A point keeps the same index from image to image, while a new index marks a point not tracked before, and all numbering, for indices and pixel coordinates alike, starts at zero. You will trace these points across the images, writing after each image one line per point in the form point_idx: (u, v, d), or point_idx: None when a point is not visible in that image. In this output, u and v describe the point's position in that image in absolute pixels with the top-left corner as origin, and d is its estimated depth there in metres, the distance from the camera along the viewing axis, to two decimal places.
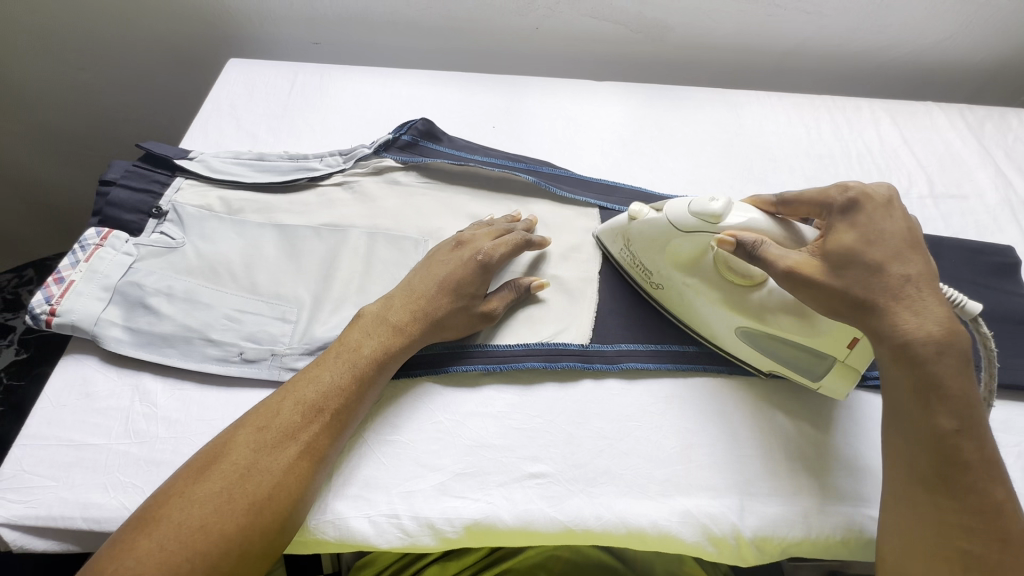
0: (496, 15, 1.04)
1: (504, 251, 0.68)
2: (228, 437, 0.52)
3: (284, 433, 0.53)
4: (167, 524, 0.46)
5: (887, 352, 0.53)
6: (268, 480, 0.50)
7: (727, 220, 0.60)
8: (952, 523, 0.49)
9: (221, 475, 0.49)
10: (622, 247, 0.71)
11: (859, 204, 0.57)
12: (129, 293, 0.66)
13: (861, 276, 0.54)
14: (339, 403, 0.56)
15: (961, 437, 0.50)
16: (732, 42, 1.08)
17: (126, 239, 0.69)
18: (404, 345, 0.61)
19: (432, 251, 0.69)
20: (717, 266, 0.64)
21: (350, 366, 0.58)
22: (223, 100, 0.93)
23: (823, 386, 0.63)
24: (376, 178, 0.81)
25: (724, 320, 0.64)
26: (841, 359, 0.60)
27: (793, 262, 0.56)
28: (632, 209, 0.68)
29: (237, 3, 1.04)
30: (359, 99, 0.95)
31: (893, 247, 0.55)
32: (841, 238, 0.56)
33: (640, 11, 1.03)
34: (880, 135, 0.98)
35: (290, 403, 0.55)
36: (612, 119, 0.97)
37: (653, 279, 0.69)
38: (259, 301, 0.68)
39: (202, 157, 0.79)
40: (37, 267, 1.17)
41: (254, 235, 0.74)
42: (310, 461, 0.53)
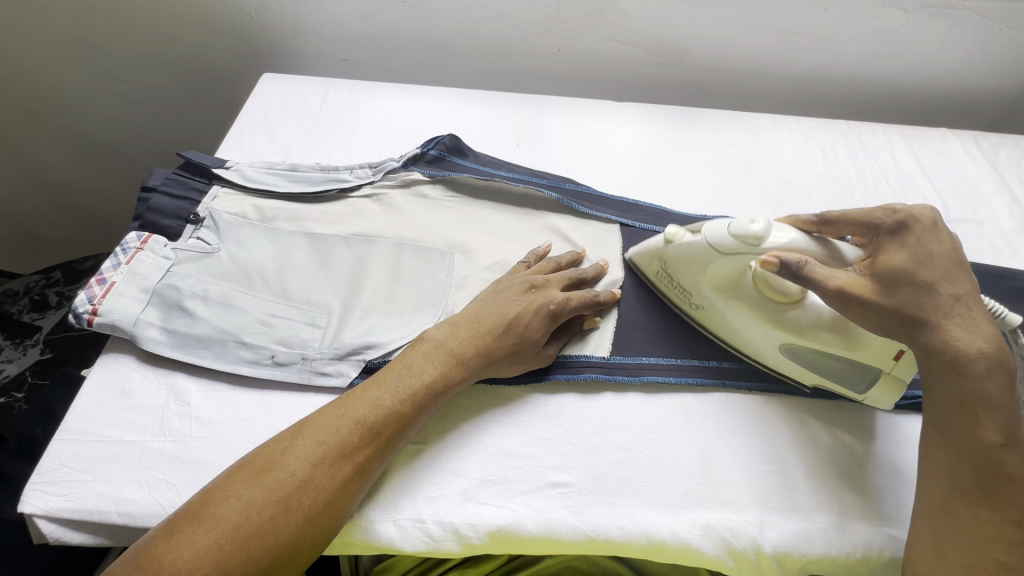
0: (520, 37, 1.08)
1: (574, 306, 0.67)
2: (288, 443, 0.53)
3: (342, 452, 0.54)
4: (224, 524, 0.48)
5: (937, 366, 0.55)
6: (323, 496, 0.52)
7: (768, 242, 0.60)
8: (989, 533, 0.51)
9: (278, 484, 0.51)
10: (659, 268, 0.72)
11: (907, 227, 0.59)
12: (167, 295, 0.68)
13: (912, 295, 0.56)
14: (395, 427, 0.57)
15: (1005, 451, 0.52)
16: (749, 67, 1.11)
17: (165, 243, 0.72)
18: (460, 377, 0.62)
19: (501, 286, 0.69)
20: (759, 286, 0.64)
21: (410, 389, 0.59)
22: (257, 112, 0.96)
23: (868, 397, 0.66)
24: (404, 190, 0.84)
25: (768, 340, 0.65)
26: (887, 371, 0.62)
27: (843, 281, 0.57)
28: (668, 232, 0.68)
29: (271, 20, 1.09)
30: (387, 114, 0.98)
31: (941, 268, 0.57)
32: (893, 258, 0.58)
33: (660, 36, 1.06)
34: (894, 160, 1.00)
35: (350, 421, 0.56)
36: (632, 139, 0.99)
37: (693, 300, 0.70)
38: (291, 307, 0.70)
39: (238, 166, 0.82)
40: (65, 269, 1.20)
41: (287, 242, 0.76)
42: (358, 479, 0.55)
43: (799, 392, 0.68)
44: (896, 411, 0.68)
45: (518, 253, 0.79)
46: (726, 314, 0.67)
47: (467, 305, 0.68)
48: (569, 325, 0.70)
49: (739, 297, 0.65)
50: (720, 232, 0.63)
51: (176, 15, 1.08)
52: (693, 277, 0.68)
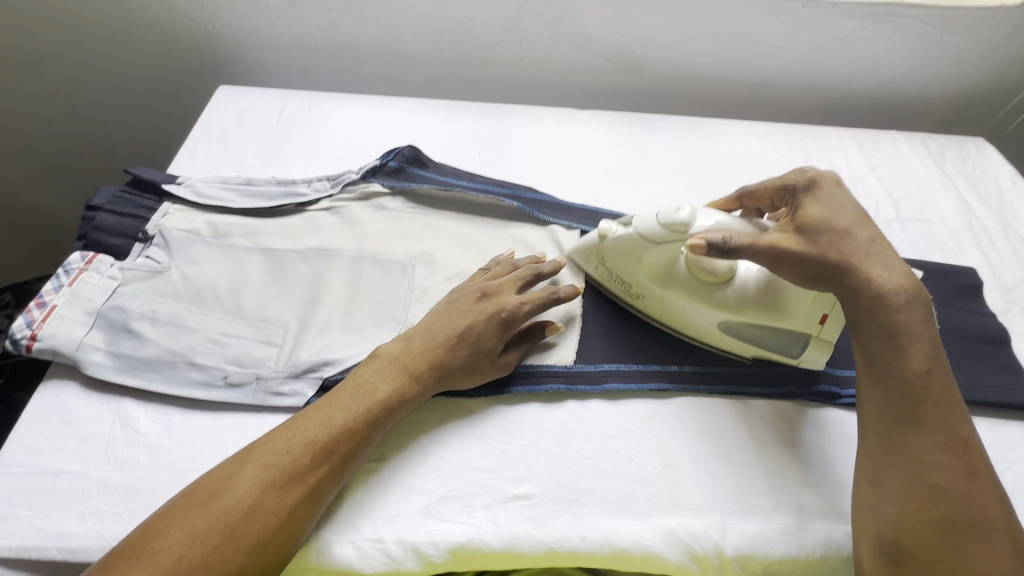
0: (480, 46, 1.08)
1: (530, 309, 0.66)
2: (234, 470, 0.52)
3: (292, 474, 0.53)
4: (165, 557, 0.46)
5: (864, 305, 0.58)
6: (272, 522, 0.50)
7: (694, 228, 0.63)
8: (925, 457, 0.53)
9: (224, 513, 0.49)
10: (597, 264, 0.74)
11: (818, 185, 0.65)
12: (113, 317, 0.66)
13: (832, 242, 0.60)
14: (349, 445, 0.56)
15: (931, 378, 0.55)
16: (707, 73, 1.13)
17: (112, 263, 0.70)
18: (416, 393, 0.61)
19: (454, 297, 0.68)
20: (691, 270, 0.67)
21: (363, 406, 0.58)
22: (211, 126, 0.94)
23: (803, 359, 0.70)
24: (364, 203, 0.83)
25: (705, 317, 0.68)
26: (816, 334, 0.67)
27: (771, 239, 0.61)
28: (602, 227, 0.71)
29: (228, 32, 1.07)
30: (347, 125, 0.97)
31: (854, 217, 0.62)
32: (809, 212, 0.62)
33: (619, 44, 1.08)
34: (848, 162, 1.03)
35: (301, 441, 0.54)
36: (593, 146, 1.00)
37: (633, 290, 0.72)
38: (245, 325, 0.68)
39: (191, 182, 0.80)
40: (15, 291, 1.15)
41: (242, 258, 0.75)
42: (309, 503, 0.53)
43: (757, 394, 0.69)
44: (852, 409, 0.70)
45: (479, 262, 0.78)
46: (665, 298, 0.70)
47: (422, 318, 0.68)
48: (527, 331, 0.69)
49: (674, 281, 0.69)
50: (649, 223, 0.66)
51: (128, 28, 1.06)
52: (629, 267, 0.71)
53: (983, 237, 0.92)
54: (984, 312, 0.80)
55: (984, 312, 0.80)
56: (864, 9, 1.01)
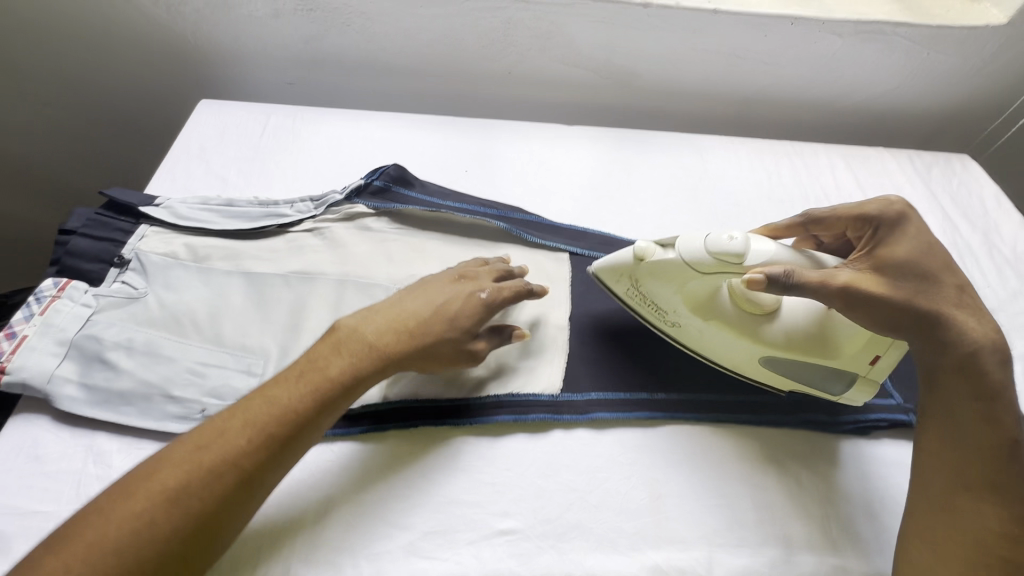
0: (468, 60, 1.07)
1: (507, 296, 0.66)
2: (165, 453, 0.51)
3: (221, 456, 0.51)
4: (81, 542, 0.46)
5: (951, 360, 0.59)
6: (195, 505, 0.49)
7: (749, 259, 0.60)
8: (994, 529, 0.55)
9: (147, 497, 0.48)
10: (627, 287, 0.70)
11: (904, 221, 0.63)
12: (87, 347, 0.64)
13: (917, 288, 0.60)
14: (288, 428, 0.54)
15: (1015, 449, 0.57)
16: (696, 87, 1.13)
17: (86, 289, 0.68)
18: (370, 372, 0.59)
19: (430, 280, 0.68)
20: (736, 301, 0.66)
21: (307, 387, 0.56)
22: (192, 142, 0.92)
23: (846, 397, 0.68)
24: (348, 224, 0.82)
25: (747, 351, 0.67)
26: (863, 374, 0.66)
27: (848, 279, 0.59)
28: (637, 247, 0.65)
29: (210, 43, 1.04)
30: (332, 141, 0.96)
31: (940, 261, 0.62)
32: (896, 252, 0.61)
33: (608, 58, 1.07)
34: (835, 179, 1.03)
35: (237, 423, 0.53)
36: (582, 164, 0.99)
37: (669, 318, 0.70)
38: (224, 354, 0.67)
39: (169, 203, 0.78)
40: None
41: (222, 282, 0.73)
42: (241, 487, 0.51)
43: (746, 421, 0.69)
44: (840, 436, 0.70)
45: None
46: (705, 329, 0.68)
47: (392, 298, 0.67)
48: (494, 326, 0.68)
49: (716, 312, 0.67)
50: (694, 248, 0.62)
51: (106, 38, 1.03)
52: (668, 296, 0.67)
53: (968, 257, 0.93)
54: None
55: None
56: (852, 27, 1.01)
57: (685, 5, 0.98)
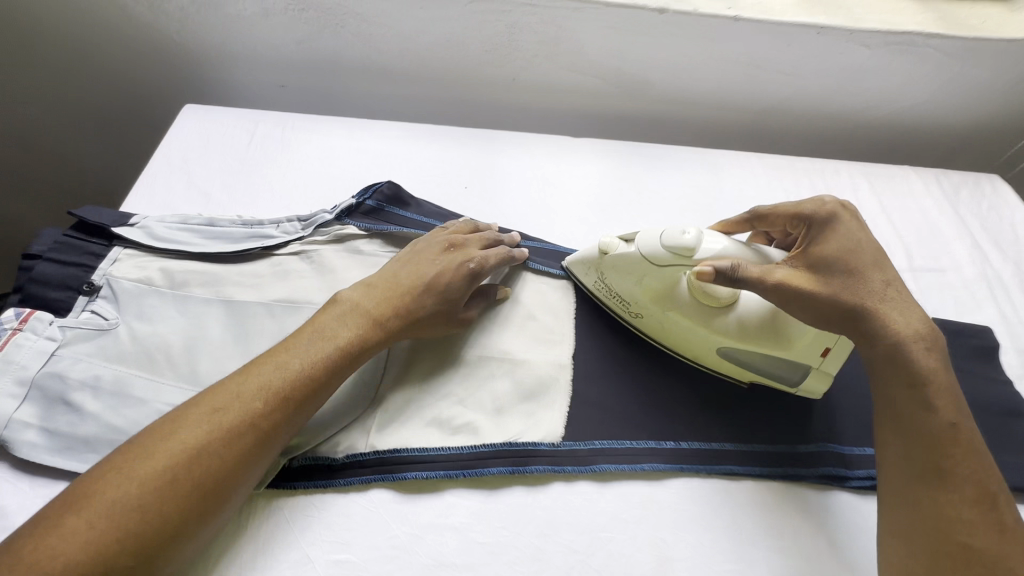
0: (469, 65, 1.00)
1: (494, 262, 0.70)
2: (181, 415, 0.53)
3: (239, 419, 0.53)
4: (102, 498, 0.47)
5: (883, 349, 0.57)
6: (215, 465, 0.51)
7: (700, 252, 0.62)
8: (953, 514, 0.51)
9: (167, 455, 0.50)
10: (595, 278, 0.73)
11: (835, 217, 0.62)
12: (49, 387, 0.59)
13: (846, 283, 0.59)
14: (301, 392, 0.57)
15: (957, 430, 0.54)
16: (713, 97, 1.06)
17: (51, 320, 0.63)
18: (376, 340, 0.62)
19: (421, 248, 0.71)
20: (692, 292, 0.67)
21: (318, 354, 0.59)
22: (174, 152, 0.87)
23: (803, 389, 0.67)
24: (337, 247, 0.76)
25: (703, 341, 0.67)
26: (816, 366, 0.65)
27: (781, 275, 0.59)
28: (603, 242, 0.70)
29: (195, 42, 0.98)
30: (324, 153, 0.90)
31: (870, 256, 0.60)
32: (824, 250, 0.61)
33: (619, 66, 1.00)
34: (858, 201, 0.97)
35: (251, 387, 0.55)
36: (589, 180, 0.93)
37: (631, 309, 0.71)
38: (199, 394, 0.62)
39: (145, 223, 0.73)
40: None
41: (200, 312, 0.68)
42: (257, 448, 0.54)
43: (760, 473, 0.64)
44: (860, 492, 0.65)
45: None
46: (664, 319, 0.69)
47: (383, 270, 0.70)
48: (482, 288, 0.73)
49: (674, 304, 0.67)
50: (652, 243, 0.65)
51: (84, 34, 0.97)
52: (628, 287, 0.70)
53: (998, 290, 0.87)
54: (1001, 379, 0.75)
55: (1001, 379, 0.75)
56: (882, 38, 0.94)
57: (704, 12, 0.91)
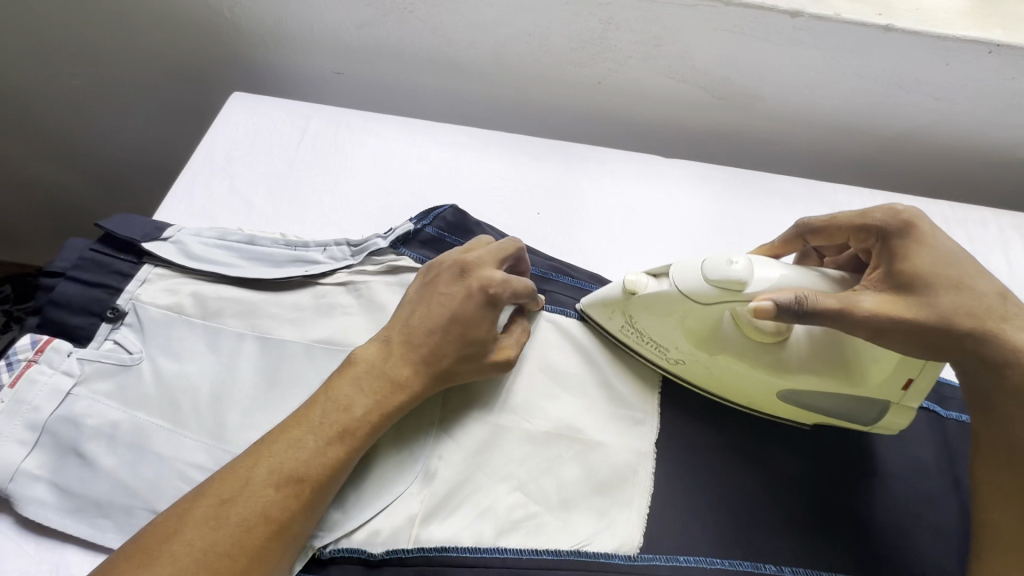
0: (551, 65, 0.87)
1: (515, 288, 0.58)
2: (187, 508, 0.45)
3: (253, 509, 0.45)
4: None
5: (1010, 386, 0.47)
6: (228, 566, 0.43)
7: (752, 286, 0.52)
8: None
9: (172, 559, 0.42)
10: (621, 323, 0.62)
11: (913, 226, 0.51)
12: (61, 435, 0.52)
13: (955, 302, 0.48)
14: (321, 472, 0.48)
15: None
16: (835, 119, 0.89)
17: (68, 352, 0.55)
18: (400, 405, 0.53)
19: (426, 282, 0.58)
20: (740, 328, 0.58)
21: (336, 427, 0.50)
22: (217, 150, 0.78)
23: (880, 427, 0.58)
24: (390, 279, 0.65)
25: (763, 386, 0.58)
26: (896, 402, 0.56)
27: (869, 304, 0.48)
28: (627, 281, 0.59)
29: (247, 19, 0.88)
30: (380, 160, 0.79)
31: (969, 267, 0.50)
32: (914, 264, 0.50)
33: (728, 76, 0.84)
34: (1010, 263, 0.79)
35: (263, 470, 0.47)
36: (681, 213, 0.79)
37: (671, 356, 0.61)
38: (223, 454, 0.54)
39: (179, 237, 0.64)
40: (17, 285, 1.08)
41: (232, 349, 0.59)
42: (276, 542, 0.45)
43: None
44: None
45: (526, 380, 0.61)
46: (713, 365, 0.59)
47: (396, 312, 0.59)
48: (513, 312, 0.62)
49: (720, 345, 0.58)
50: (693, 277, 0.55)
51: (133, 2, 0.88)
52: (665, 329, 0.59)
53: None
54: None
55: None
56: None
57: (847, 19, 0.75)
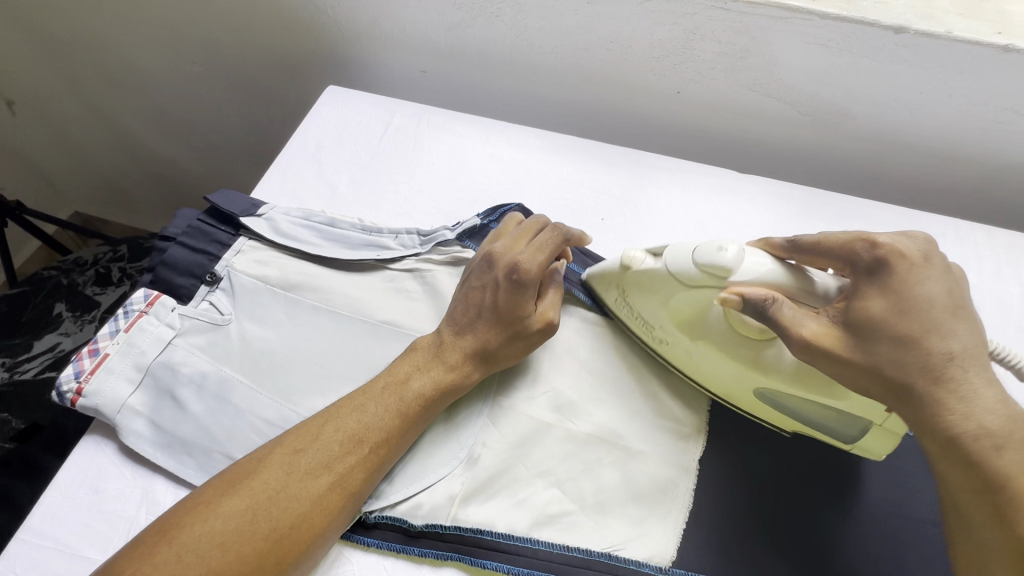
0: (630, 72, 0.87)
1: (543, 258, 0.59)
2: (265, 453, 0.50)
3: (320, 461, 0.50)
4: (188, 532, 0.45)
5: (933, 446, 0.46)
6: (294, 508, 0.48)
7: (736, 274, 0.52)
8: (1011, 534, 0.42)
9: (249, 493, 0.47)
10: (617, 296, 0.63)
11: (887, 266, 0.48)
12: (160, 378, 0.60)
13: (891, 354, 0.47)
14: (380, 435, 0.52)
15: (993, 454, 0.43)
16: (936, 144, 0.83)
17: (172, 307, 0.63)
18: (456, 384, 0.56)
19: (466, 275, 0.62)
20: (727, 318, 0.55)
21: (397, 399, 0.54)
22: (310, 137, 0.85)
23: (863, 445, 0.57)
24: (453, 270, 0.69)
25: (742, 379, 0.57)
26: (878, 423, 0.53)
27: (810, 331, 0.48)
28: (626, 255, 0.59)
29: (345, 19, 0.94)
30: (454, 156, 0.83)
31: (931, 320, 0.47)
32: (869, 307, 0.48)
33: (816, 92, 0.81)
34: None
35: (331, 429, 0.51)
36: (750, 231, 0.77)
37: (657, 334, 0.61)
38: (290, 414, 0.59)
39: (271, 214, 0.71)
40: (130, 245, 1.22)
41: (306, 320, 0.64)
42: (336, 495, 0.50)
43: None
44: None
45: (576, 381, 0.62)
46: (693, 350, 0.58)
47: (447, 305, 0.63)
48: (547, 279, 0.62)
49: (704, 333, 0.57)
50: (683, 260, 0.55)
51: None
52: (652, 308, 0.59)
53: None
54: None
55: None
56: None
57: (960, 37, 0.69)
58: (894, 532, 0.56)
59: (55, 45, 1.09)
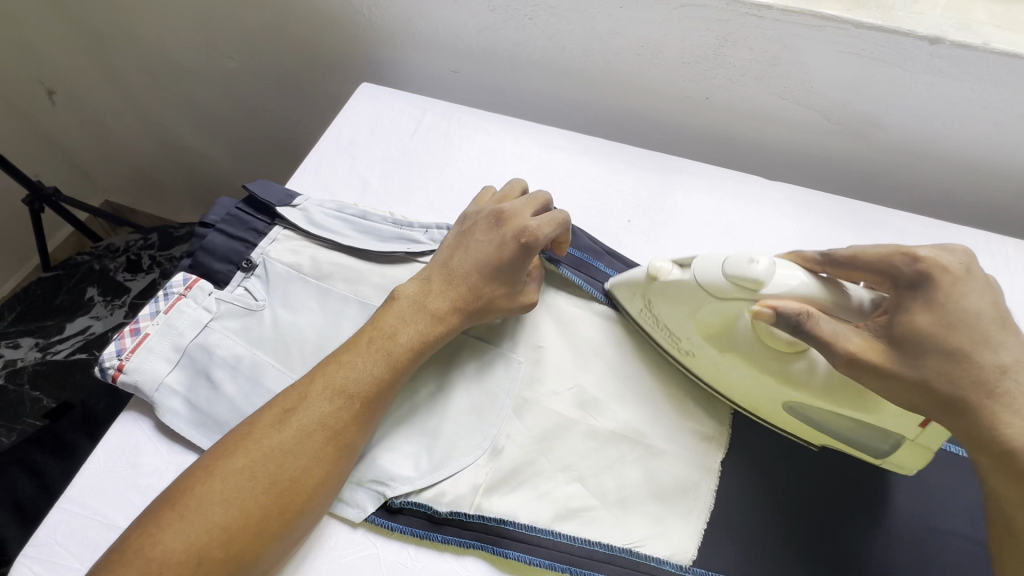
0: (659, 77, 0.87)
1: (550, 229, 0.59)
2: (257, 416, 0.51)
3: (311, 418, 0.51)
4: (191, 497, 0.46)
5: (987, 458, 0.46)
6: (290, 463, 0.49)
7: (769, 287, 0.51)
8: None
9: (244, 453, 0.49)
10: (641, 307, 0.63)
11: (931, 280, 0.48)
12: (197, 359, 0.62)
13: (942, 368, 0.46)
14: (368, 389, 0.53)
15: None
16: (967, 157, 0.82)
17: (210, 291, 0.65)
18: (439, 336, 0.57)
19: (466, 229, 0.62)
20: (756, 330, 0.55)
21: (382, 355, 0.55)
22: (344, 132, 0.87)
23: (895, 459, 0.56)
24: None
25: (769, 392, 0.57)
26: (911, 438, 0.53)
27: (855, 346, 0.48)
28: (654, 264, 0.59)
29: (381, 19, 0.96)
30: (483, 154, 0.84)
31: (979, 333, 0.47)
32: (914, 320, 0.47)
33: (846, 101, 0.81)
34: None
35: (319, 387, 0.52)
36: (775, 236, 0.77)
37: (682, 344, 0.61)
38: None
39: (306, 205, 0.73)
40: (161, 233, 1.25)
41: (337, 309, 0.66)
42: (330, 447, 0.51)
43: None
44: None
45: (601, 380, 0.63)
46: (720, 361, 0.58)
47: (437, 253, 0.63)
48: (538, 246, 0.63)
49: (732, 344, 0.57)
50: (713, 270, 0.54)
51: None
52: (679, 318, 0.59)
53: None
54: None
55: None
56: None
57: (997, 49, 0.69)
58: (919, 544, 0.55)
59: (100, 37, 1.13)
